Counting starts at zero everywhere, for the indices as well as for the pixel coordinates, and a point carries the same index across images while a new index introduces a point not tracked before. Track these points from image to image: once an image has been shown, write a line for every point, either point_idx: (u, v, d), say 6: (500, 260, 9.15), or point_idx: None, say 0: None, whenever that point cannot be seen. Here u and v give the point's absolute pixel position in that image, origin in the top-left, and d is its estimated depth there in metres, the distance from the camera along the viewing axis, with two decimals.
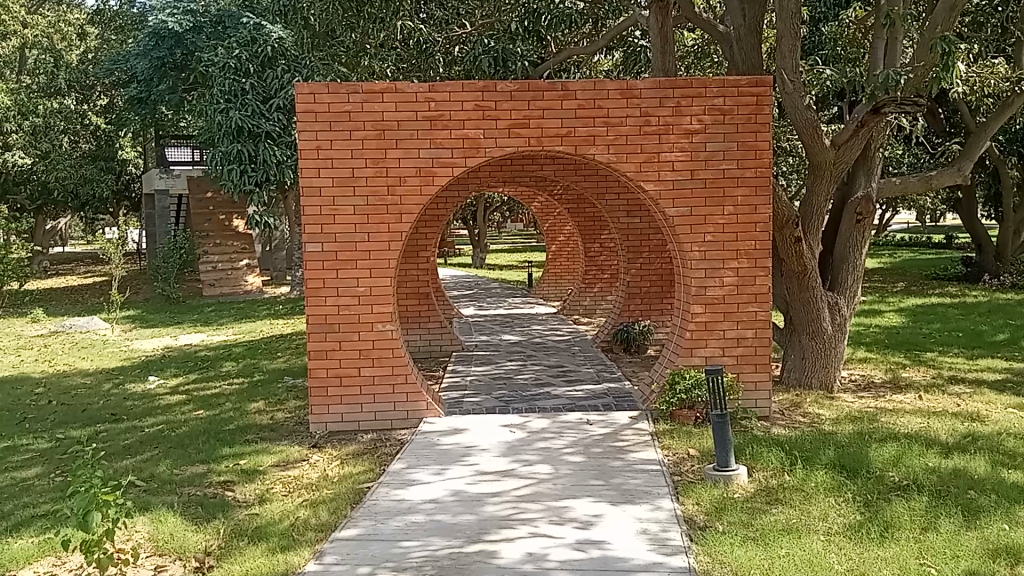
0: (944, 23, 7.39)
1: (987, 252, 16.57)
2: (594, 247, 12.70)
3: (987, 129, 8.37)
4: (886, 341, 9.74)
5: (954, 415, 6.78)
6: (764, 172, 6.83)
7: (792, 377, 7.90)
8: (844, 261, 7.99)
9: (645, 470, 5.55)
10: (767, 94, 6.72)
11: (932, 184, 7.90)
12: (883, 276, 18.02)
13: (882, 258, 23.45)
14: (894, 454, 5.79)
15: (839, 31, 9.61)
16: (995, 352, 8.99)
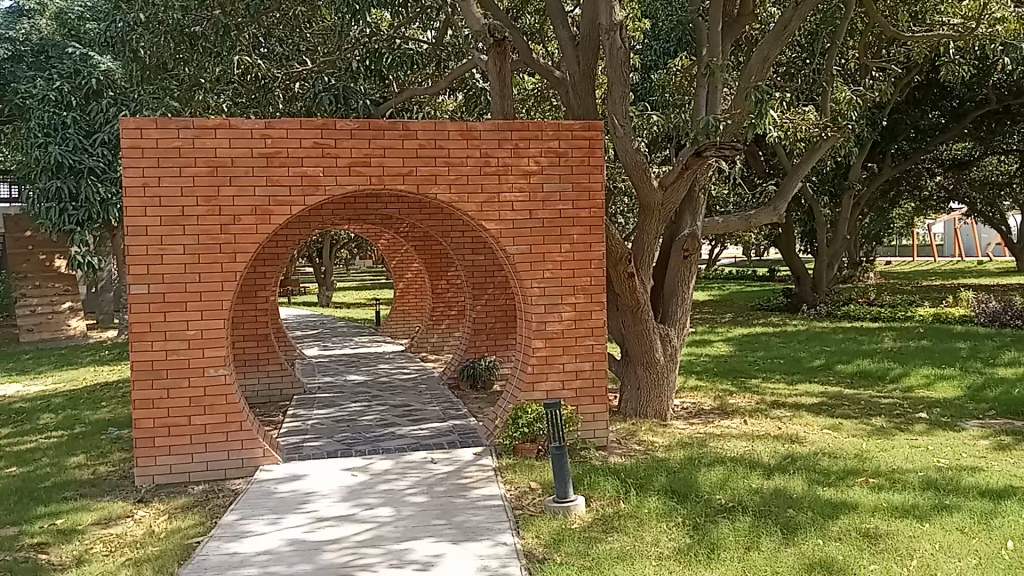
0: (758, 72, 7.95)
1: (804, 283, 17.88)
2: (441, 284, 12.75)
3: (798, 171, 9.06)
4: (716, 369, 10.28)
5: (775, 437, 7.24)
6: (598, 212, 7.15)
7: (628, 408, 8.21)
8: (674, 295, 8.42)
9: (487, 506, 5.59)
10: (600, 138, 7.07)
11: (751, 222, 8.46)
12: (714, 307, 19.10)
13: (712, 290, 24.85)
14: (721, 477, 6.12)
15: (667, 79, 10.17)
16: (812, 377, 9.69)
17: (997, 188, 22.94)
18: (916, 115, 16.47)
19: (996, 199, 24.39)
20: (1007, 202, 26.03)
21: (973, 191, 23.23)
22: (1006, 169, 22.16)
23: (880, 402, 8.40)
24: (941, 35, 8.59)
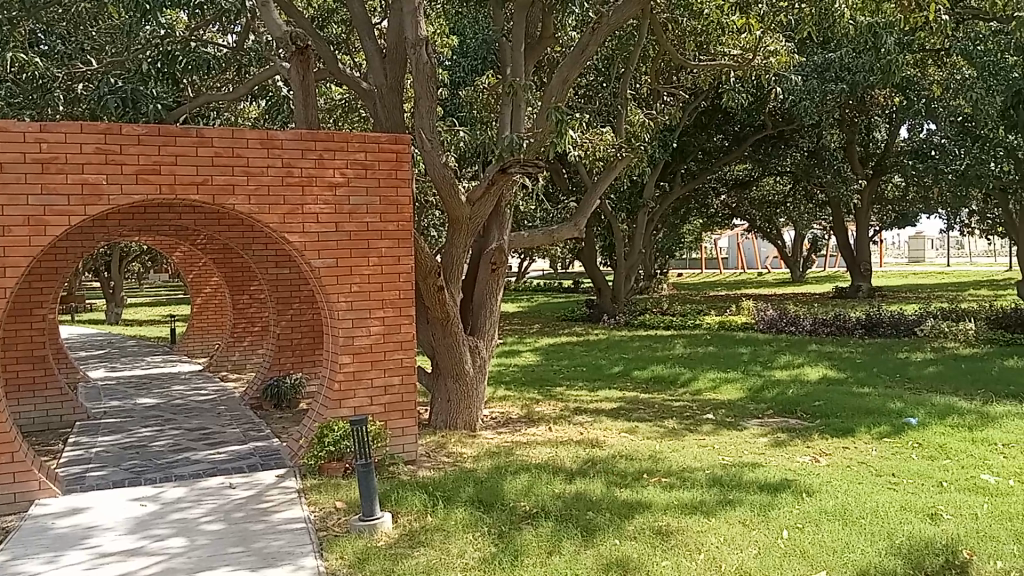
0: (559, 92, 8.22)
1: (604, 294, 18.77)
2: (243, 299, 12.21)
3: (597, 189, 9.48)
4: (523, 379, 10.54)
5: (577, 443, 7.53)
6: (405, 225, 7.15)
7: (439, 420, 8.24)
8: (483, 308, 8.56)
9: (289, 530, 5.41)
10: (406, 151, 7.10)
11: (554, 237, 8.75)
12: (522, 319, 19.61)
13: (520, 302, 25.53)
14: (526, 485, 6.28)
15: (474, 95, 10.35)
16: (612, 383, 10.18)
17: (773, 207, 25.19)
18: (702, 138, 17.75)
19: (772, 217, 26.78)
20: (781, 220, 28.66)
21: (752, 208, 25.37)
22: (780, 190, 24.39)
23: (673, 405, 8.95)
24: (723, 64, 9.28)
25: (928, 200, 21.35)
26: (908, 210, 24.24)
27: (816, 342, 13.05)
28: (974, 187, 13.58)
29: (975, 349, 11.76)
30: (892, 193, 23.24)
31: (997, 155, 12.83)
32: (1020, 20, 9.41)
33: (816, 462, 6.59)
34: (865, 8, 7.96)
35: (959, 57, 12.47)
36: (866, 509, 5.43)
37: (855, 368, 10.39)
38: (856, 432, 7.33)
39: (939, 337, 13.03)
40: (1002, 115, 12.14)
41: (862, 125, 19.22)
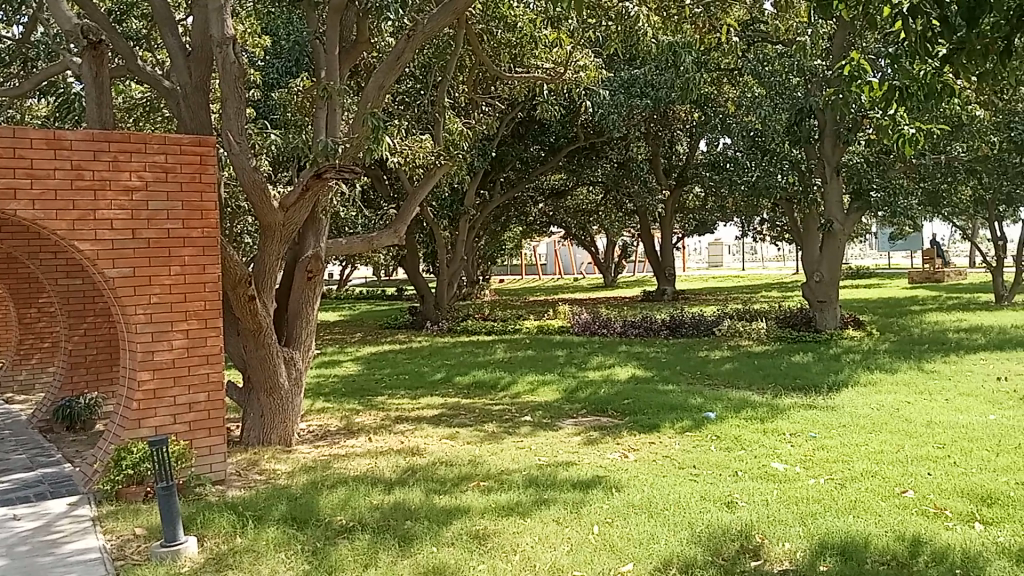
0: (374, 98, 8.01)
1: (428, 301, 18.74)
2: (30, 312, 11.21)
3: (417, 196, 9.38)
4: (343, 390, 10.32)
5: (397, 452, 7.46)
6: (210, 232, 6.82)
7: (252, 436, 7.92)
8: (298, 318, 8.28)
9: (81, 561, 4.99)
10: (211, 154, 6.80)
11: (373, 244, 8.60)
12: (344, 327, 19.24)
13: (342, 311, 25.06)
14: (342, 498, 6.14)
15: (288, 97, 10.00)
16: (434, 390, 10.18)
17: (587, 215, 26.19)
18: (520, 148, 18.14)
19: (586, 225, 27.82)
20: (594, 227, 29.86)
21: (568, 216, 26.26)
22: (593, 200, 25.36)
23: (492, 409, 9.07)
24: (537, 77, 9.60)
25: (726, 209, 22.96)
26: (708, 218, 25.96)
27: (626, 343, 13.66)
28: (764, 199, 14.73)
29: (766, 346, 12.76)
30: (694, 202, 24.78)
31: (784, 168, 13.78)
32: (799, 45, 10.28)
33: (625, 457, 6.88)
34: (665, 28, 8.43)
35: (749, 76, 13.38)
36: (670, 501, 5.72)
37: (660, 367, 10.97)
38: (661, 427, 7.73)
39: (735, 335, 14.03)
40: (786, 131, 13.22)
41: (666, 138, 20.38)
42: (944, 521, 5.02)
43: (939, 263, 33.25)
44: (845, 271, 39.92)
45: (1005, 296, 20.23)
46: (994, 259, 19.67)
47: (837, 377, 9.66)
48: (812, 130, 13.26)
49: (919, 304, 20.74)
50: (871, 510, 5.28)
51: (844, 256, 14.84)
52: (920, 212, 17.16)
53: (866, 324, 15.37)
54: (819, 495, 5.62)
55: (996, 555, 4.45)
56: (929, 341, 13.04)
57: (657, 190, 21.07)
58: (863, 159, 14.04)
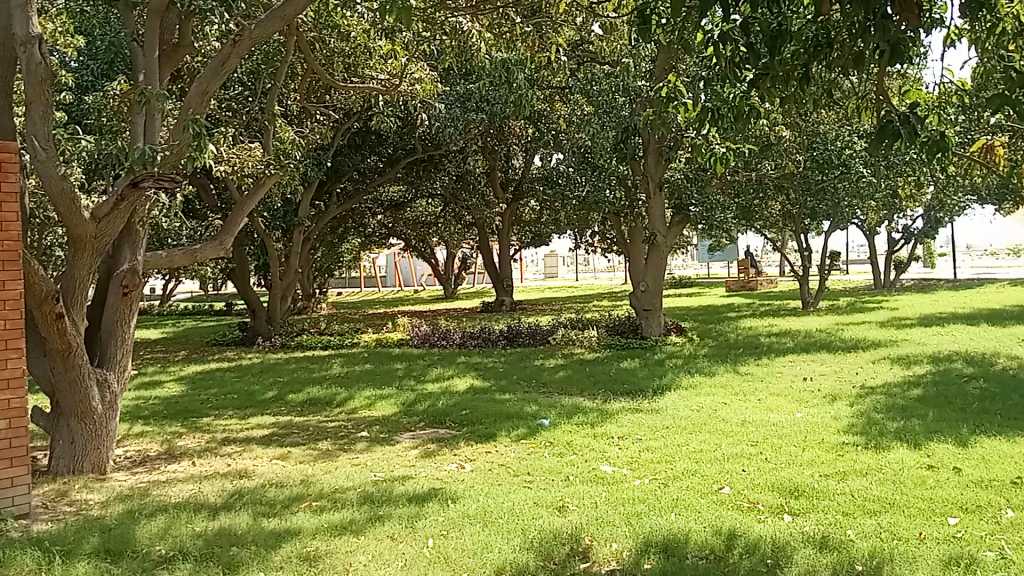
0: (198, 105, 7.65)
1: (259, 316, 17.95)
2: None
3: (245, 206, 9.04)
4: (166, 412, 9.78)
5: (223, 475, 7.14)
6: (11, 242, 6.15)
7: (60, 465, 7.34)
8: (112, 336, 7.74)
9: None
10: (13, 156, 6.16)
11: (196, 257, 8.19)
12: (167, 346, 18.20)
13: (166, 328, 23.72)
14: (162, 527, 5.79)
15: (103, 101, 9.38)
16: (264, 409, 9.83)
17: (426, 227, 26.22)
18: (357, 159, 17.85)
19: (425, 237, 27.83)
20: (433, 239, 29.88)
21: (406, 228, 26.12)
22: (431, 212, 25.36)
23: (326, 426, 8.87)
24: (371, 88, 9.30)
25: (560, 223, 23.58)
26: (543, 230, 26.61)
27: (464, 354, 13.78)
28: (594, 212, 15.29)
29: (597, 353, 13.24)
30: (530, 215, 25.35)
31: (611, 184, 14.45)
32: (623, 65, 10.74)
33: (460, 469, 6.91)
34: (498, 45, 8.52)
35: (579, 95, 13.87)
36: (504, 509, 5.75)
37: (497, 377, 11.12)
38: (497, 436, 7.83)
39: (569, 344, 14.47)
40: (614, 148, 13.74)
41: (502, 152, 20.75)
42: (757, 514, 5.34)
43: (754, 272, 35.72)
44: (671, 282, 41.95)
45: (811, 302, 22.00)
46: (801, 269, 21.36)
47: (662, 382, 10.16)
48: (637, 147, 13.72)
49: (736, 310, 22.19)
50: (691, 508, 5.55)
51: (668, 267, 15.64)
52: (736, 224, 18.37)
53: (688, 331, 16.28)
54: (644, 496, 5.85)
55: (800, 543, 4.76)
56: (744, 345, 13.95)
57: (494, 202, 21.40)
58: (681, 176, 14.96)
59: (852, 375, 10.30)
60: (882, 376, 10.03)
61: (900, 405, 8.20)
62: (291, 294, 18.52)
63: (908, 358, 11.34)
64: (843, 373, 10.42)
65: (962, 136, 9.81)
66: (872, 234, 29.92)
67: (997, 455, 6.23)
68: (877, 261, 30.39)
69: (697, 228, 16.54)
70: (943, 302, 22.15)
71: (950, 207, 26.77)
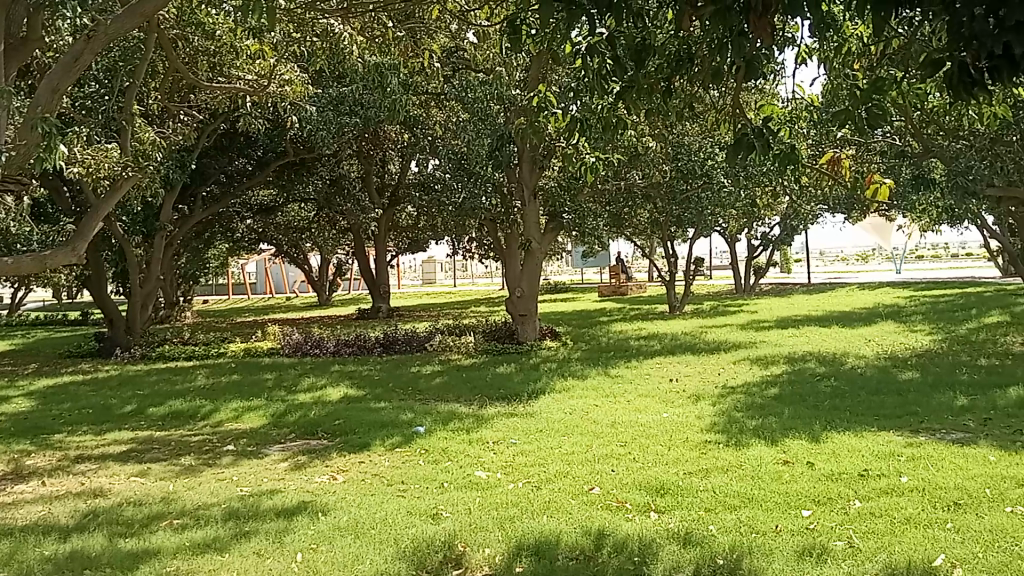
0: (47, 103, 7.18)
1: (117, 325, 17.09)
2: None
3: (101, 210, 8.53)
4: (11, 430, 9.10)
5: (76, 495, 6.71)
6: None
7: None
8: None
9: None
10: None
11: (46, 264, 7.67)
12: (15, 358, 17.01)
13: (14, 339, 22.16)
14: (5, 553, 5.38)
15: None
16: (123, 424, 9.33)
17: (299, 232, 25.58)
18: (224, 161, 17.44)
19: (298, 243, 27.16)
20: (307, 245, 29.20)
21: (278, 234, 25.41)
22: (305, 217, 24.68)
23: (191, 440, 8.50)
24: (239, 88, 9.06)
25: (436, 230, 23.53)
26: (420, 236, 26.48)
27: (337, 362, 13.52)
28: (470, 218, 15.42)
29: (472, 359, 13.27)
30: (406, 221, 25.16)
31: (487, 191, 14.54)
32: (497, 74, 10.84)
33: (332, 480, 6.77)
34: (369, 49, 8.42)
35: (454, 101, 13.88)
36: (376, 519, 5.60)
37: (371, 385, 10.97)
38: (370, 445, 7.71)
39: (446, 350, 14.48)
40: (488, 155, 13.85)
41: (378, 157, 20.55)
42: (625, 513, 5.44)
43: (625, 278, 36.75)
44: (546, 288, 42.62)
45: (678, 307, 22.82)
46: (668, 274, 22.13)
47: (536, 386, 10.28)
48: (512, 155, 13.84)
49: (608, 316, 22.77)
50: (562, 509, 5.59)
51: (541, 273, 15.85)
52: (607, 231, 18.85)
53: (562, 335, 16.64)
54: (517, 499, 5.86)
55: (665, 540, 4.89)
56: (615, 348, 14.33)
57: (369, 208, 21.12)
58: (555, 184, 15.42)
59: (715, 376, 10.75)
60: (743, 376, 10.51)
61: (760, 403, 8.61)
62: (151, 302, 17.74)
63: (766, 359, 11.93)
64: (706, 374, 10.85)
65: (814, 150, 10.42)
66: (733, 242, 31.37)
67: (846, 449, 6.63)
68: (738, 268, 31.85)
69: (570, 235, 16.88)
70: (798, 306, 23.44)
71: (804, 216, 28.42)
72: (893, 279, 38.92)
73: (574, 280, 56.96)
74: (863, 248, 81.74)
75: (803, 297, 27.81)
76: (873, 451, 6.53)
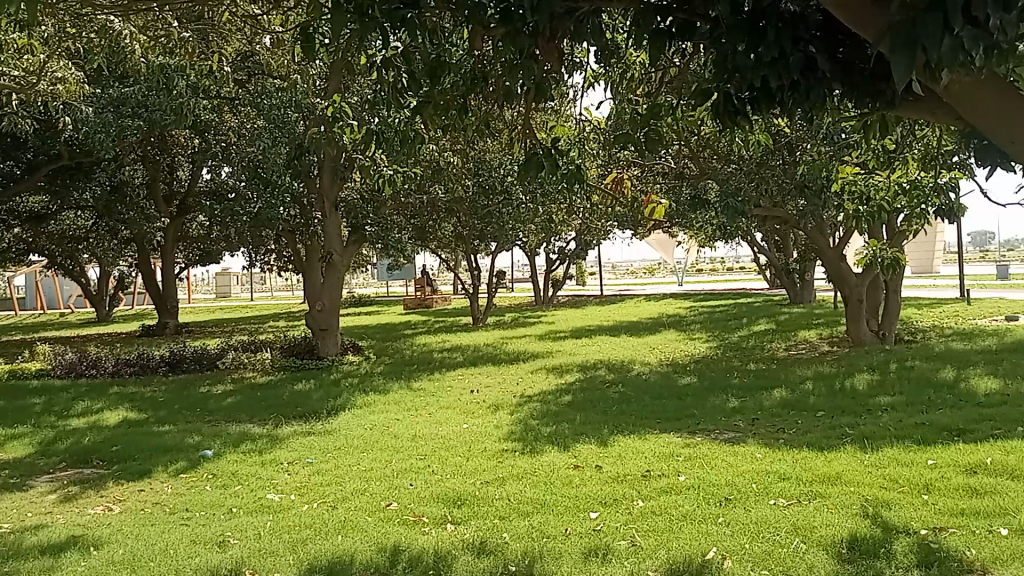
0: None
1: None
2: None
3: None
4: None
5: None
6: None
7: None
8: None
9: None
10: None
11: None
12: None
13: None
14: None
15: None
16: None
17: (73, 244, 23.36)
18: None
19: (75, 254, 25.03)
20: (85, 257, 26.97)
21: (51, 244, 23.30)
22: (83, 225, 22.42)
23: None
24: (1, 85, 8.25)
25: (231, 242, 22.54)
26: (213, 248, 25.26)
27: (118, 384, 12.59)
28: (268, 228, 15.04)
29: (268, 377, 12.82)
30: (198, 231, 23.89)
31: (285, 201, 14.00)
32: (293, 82, 10.56)
33: (107, 511, 6.28)
34: (148, 50, 7.94)
35: (249, 108, 13.44)
36: (155, 551, 5.24)
37: (155, 407, 10.30)
38: (152, 472, 7.23)
39: (239, 367, 14.09)
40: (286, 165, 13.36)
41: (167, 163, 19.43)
42: (421, 527, 5.45)
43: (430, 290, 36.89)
44: (348, 301, 41.96)
45: (481, 319, 23.20)
46: (471, 287, 22.46)
47: (335, 403, 10.08)
48: (311, 166, 13.35)
49: (411, 329, 22.76)
50: (357, 527, 5.51)
51: (343, 288, 15.81)
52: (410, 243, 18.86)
53: (365, 350, 16.75)
54: (310, 520, 5.71)
55: (460, 551, 4.93)
56: (418, 361, 14.37)
57: (157, 217, 19.86)
58: (358, 195, 15.46)
59: (513, 385, 11.02)
60: (539, 385, 10.84)
61: (554, 411, 8.92)
62: None
63: (561, 368, 12.39)
64: (505, 385, 11.10)
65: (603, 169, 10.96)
66: (534, 255, 32.36)
67: (631, 452, 7.00)
68: (537, 280, 32.88)
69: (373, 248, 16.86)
70: (593, 316, 24.54)
71: (596, 231, 29.85)
72: (677, 290, 41.68)
73: (379, 292, 56.45)
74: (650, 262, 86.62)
75: (599, 308, 29.14)
76: (655, 452, 6.95)
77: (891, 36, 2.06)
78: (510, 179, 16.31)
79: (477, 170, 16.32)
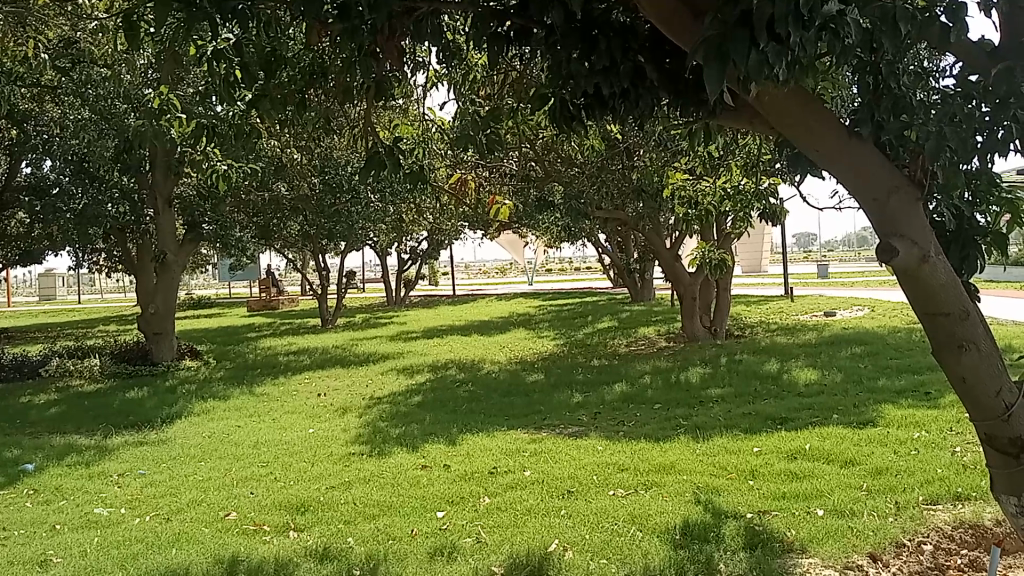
0: None
1: None
2: None
3: None
4: None
5: None
6: None
7: None
8: None
9: None
10: None
11: None
12: None
13: None
14: None
15: None
16: None
17: None
18: None
19: None
20: None
21: None
22: None
23: None
24: None
25: (54, 240, 20.98)
26: (32, 247, 23.43)
27: None
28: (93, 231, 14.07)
29: (97, 385, 12.03)
30: (16, 228, 22.10)
31: (113, 198, 13.70)
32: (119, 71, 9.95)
33: None
34: None
35: (72, 97, 12.57)
36: None
37: None
38: None
39: (65, 375, 13.17)
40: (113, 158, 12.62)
41: None
42: (262, 535, 5.29)
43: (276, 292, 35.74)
44: (187, 303, 40.05)
45: (330, 320, 22.80)
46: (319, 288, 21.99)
47: (171, 410, 9.60)
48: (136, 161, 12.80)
49: (255, 331, 21.98)
50: (192, 540, 5.28)
51: (179, 287, 15.13)
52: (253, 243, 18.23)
53: (204, 354, 16.10)
54: (142, 535, 5.41)
55: (302, 558, 4.81)
56: (262, 364, 13.97)
57: None
58: (193, 192, 14.88)
59: (361, 388, 10.85)
60: (387, 387, 10.75)
61: (402, 411, 8.88)
62: None
63: (411, 368, 12.33)
64: (353, 387, 10.92)
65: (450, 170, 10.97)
66: (384, 255, 32.01)
67: (478, 449, 7.07)
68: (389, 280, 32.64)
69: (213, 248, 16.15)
70: (442, 316, 24.58)
71: (447, 231, 29.96)
72: (523, 290, 42.38)
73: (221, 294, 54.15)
74: (500, 263, 87.70)
75: (450, 308, 29.17)
76: (502, 449, 7.05)
77: (702, 48, 2.12)
78: (357, 177, 16.08)
79: (324, 167, 15.99)
